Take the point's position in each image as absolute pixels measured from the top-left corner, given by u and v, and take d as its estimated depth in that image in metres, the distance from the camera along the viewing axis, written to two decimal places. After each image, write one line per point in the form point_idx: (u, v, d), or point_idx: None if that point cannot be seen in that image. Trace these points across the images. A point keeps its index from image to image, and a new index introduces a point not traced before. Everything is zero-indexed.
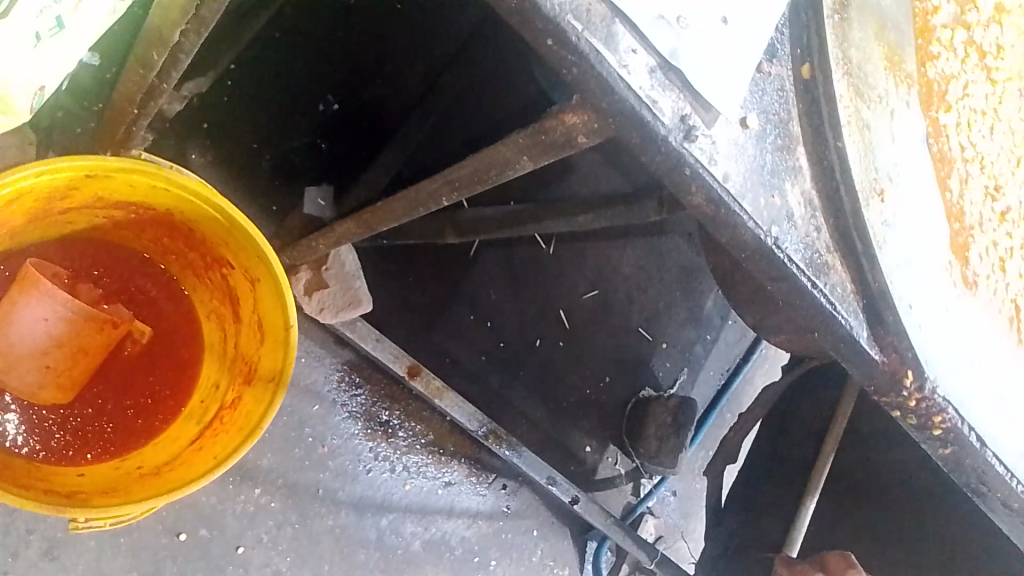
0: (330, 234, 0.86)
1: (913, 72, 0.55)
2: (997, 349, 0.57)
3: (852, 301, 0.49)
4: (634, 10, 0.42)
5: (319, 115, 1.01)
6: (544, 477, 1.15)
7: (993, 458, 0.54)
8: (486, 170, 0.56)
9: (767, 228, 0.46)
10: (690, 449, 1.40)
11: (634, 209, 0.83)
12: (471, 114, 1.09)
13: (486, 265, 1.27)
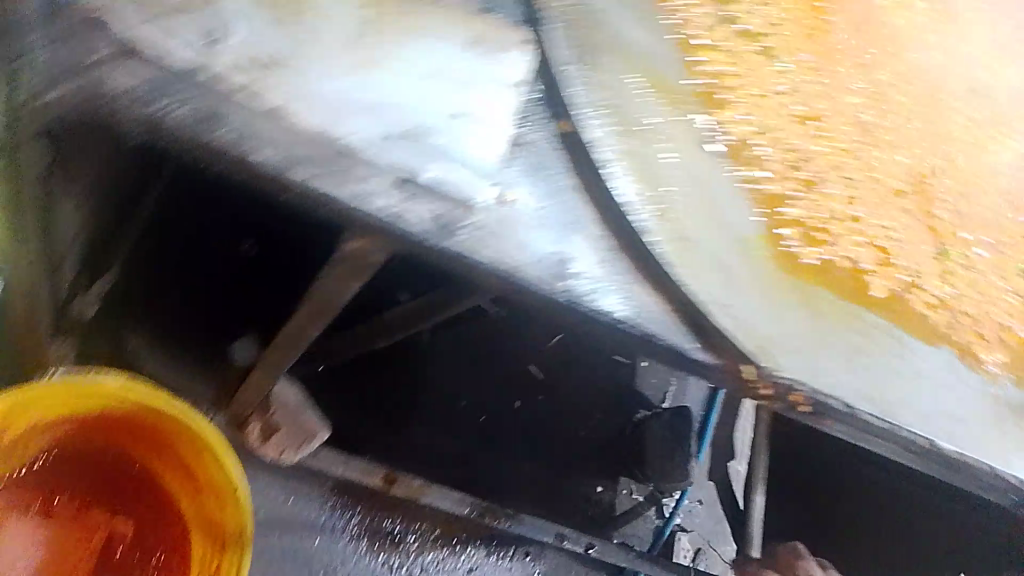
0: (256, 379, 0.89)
1: (683, 85, 0.58)
2: (838, 313, 0.57)
3: (669, 319, 0.52)
4: (358, 139, 0.46)
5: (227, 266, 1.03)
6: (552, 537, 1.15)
7: (865, 415, 0.55)
8: (325, 299, 0.59)
9: (558, 284, 0.49)
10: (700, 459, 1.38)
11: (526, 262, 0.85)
12: None
13: (442, 348, 1.29)
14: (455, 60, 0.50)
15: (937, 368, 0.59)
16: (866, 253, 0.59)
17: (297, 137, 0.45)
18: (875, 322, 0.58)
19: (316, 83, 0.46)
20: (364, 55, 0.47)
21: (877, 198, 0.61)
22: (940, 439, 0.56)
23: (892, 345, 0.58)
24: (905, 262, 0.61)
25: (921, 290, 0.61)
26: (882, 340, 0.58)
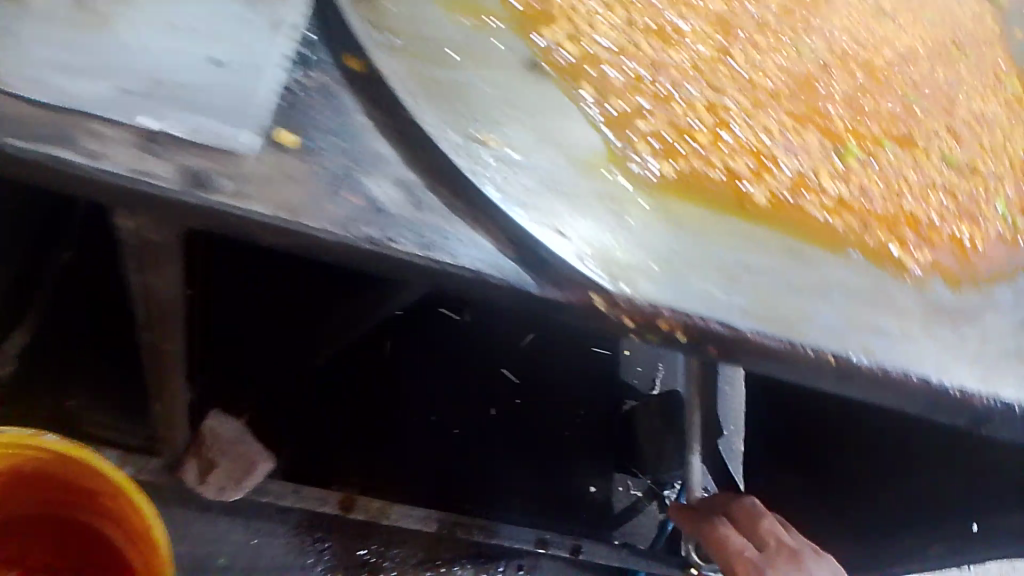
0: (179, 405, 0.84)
1: (500, 8, 0.53)
2: (714, 224, 0.50)
3: (500, 255, 0.44)
4: (87, 98, 0.40)
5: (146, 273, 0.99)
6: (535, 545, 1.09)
7: (756, 334, 0.46)
8: (152, 304, 0.53)
9: (351, 228, 0.42)
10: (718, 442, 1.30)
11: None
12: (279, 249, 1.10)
13: (406, 361, 1.20)
14: (210, 8, 0.46)
15: (840, 272, 0.51)
16: (743, 158, 0.53)
17: (9, 101, 0.39)
18: (763, 230, 0.51)
19: (35, 43, 0.41)
20: (99, 14, 0.43)
21: (748, 101, 0.56)
22: (856, 352, 0.48)
23: (786, 252, 0.50)
24: (785, 162, 0.54)
25: (809, 190, 0.54)
26: (772, 248, 0.50)
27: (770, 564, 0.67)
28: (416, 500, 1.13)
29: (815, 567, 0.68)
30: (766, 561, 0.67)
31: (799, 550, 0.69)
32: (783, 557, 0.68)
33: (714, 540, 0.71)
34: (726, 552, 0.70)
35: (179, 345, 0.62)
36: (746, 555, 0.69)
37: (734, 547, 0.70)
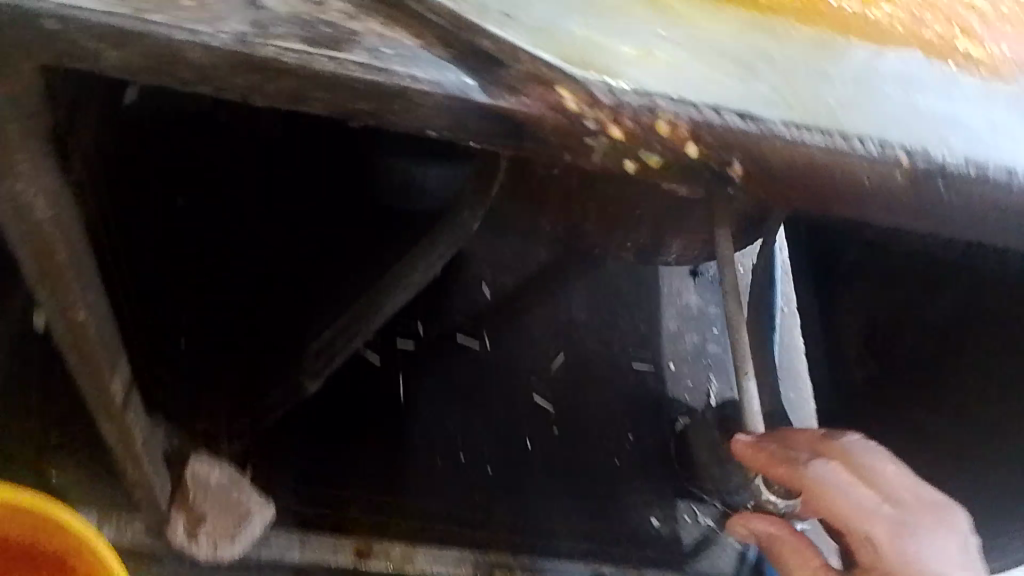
0: (145, 435, 0.72)
1: None
2: (673, 23, 0.45)
3: (414, 57, 0.40)
4: None
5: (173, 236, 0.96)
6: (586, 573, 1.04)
7: (725, 114, 0.42)
8: (33, 229, 0.45)
9: (243, 35, 0.39)
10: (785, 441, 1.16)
11: (455, 226, 0.81)
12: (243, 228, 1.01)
13: (422, 399, 1.10)
14: None
15: (831, 63, 0.46)
16: None
17: None
18: (728, 28, 0.46)
19: None
20: None
21: None
22: (846, 128, 0.43)
23: (760, 48, 0.46)
24: None
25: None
26: (743, 43, 0.46)
27: (894, 527, 0.56)
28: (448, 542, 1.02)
29: (937, 522, 0.57)
30: (889, 521, 0.56)
31: (917, 499, 0.57)
32: (908, 517, 0.56)
33: (824, 490, 0.57)
34: (839, 507, 0.56)
35: (93, 315, 0.53)
36: (865, 512, 0.56)
37: (851, 502, 0.56)
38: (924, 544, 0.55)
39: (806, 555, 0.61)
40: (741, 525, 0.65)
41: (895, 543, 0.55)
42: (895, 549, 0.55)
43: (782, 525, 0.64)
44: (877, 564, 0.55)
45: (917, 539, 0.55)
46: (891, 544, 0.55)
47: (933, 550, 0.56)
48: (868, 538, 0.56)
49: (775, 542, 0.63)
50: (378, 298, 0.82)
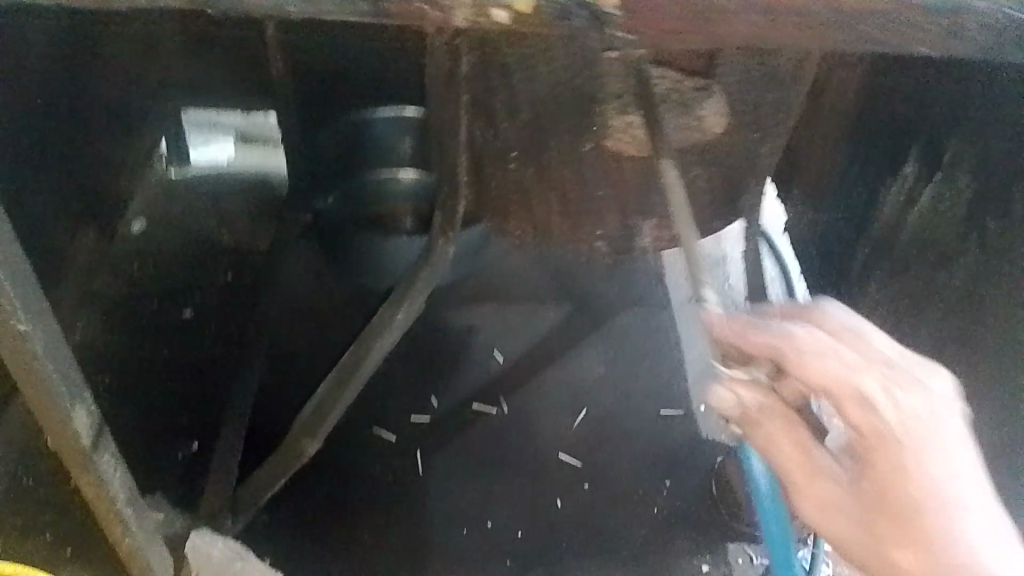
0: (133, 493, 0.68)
1: None
2: None
3: None
4: None
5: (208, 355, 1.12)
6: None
7: None
8: None
9: None
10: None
11: (429, 256, 0.79)
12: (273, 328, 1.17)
13: (442, 472, 1.07)
14: None
15: None
16: None
17: None
18: None
19: None
20: None
21: None
22: None
23: None
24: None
25: None
26: None
27: (888, 391, 0.46)
28: None
29: (933, 385, 0.47)
30: (880, 385, 0.46)
31: (902, 359, 0.47)
32: (902, 379, 0.46)
33: (801, 353, 0.46)
34: (826, 373, 0.45)
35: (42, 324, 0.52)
36: (852, 376, 0.45)
37: (834, 364, 0.46)
38: (926, 407, 0.46)
39: (800, 433, 0.49)
40: (727, 399, 0.51)
41: (890, 408, 0.45)
42: (892, 414, 0.45)
43: (774, 395, 0.50)
44: (878, 435, 0.45)
45: (915, 403, 0.46)
46: (888, 409, 0.45)
47: (935, 411, 0.46)
48: (865, 409, 0.45)
49: (763, 415, 0.50)
50: (365, 350, 0.80)
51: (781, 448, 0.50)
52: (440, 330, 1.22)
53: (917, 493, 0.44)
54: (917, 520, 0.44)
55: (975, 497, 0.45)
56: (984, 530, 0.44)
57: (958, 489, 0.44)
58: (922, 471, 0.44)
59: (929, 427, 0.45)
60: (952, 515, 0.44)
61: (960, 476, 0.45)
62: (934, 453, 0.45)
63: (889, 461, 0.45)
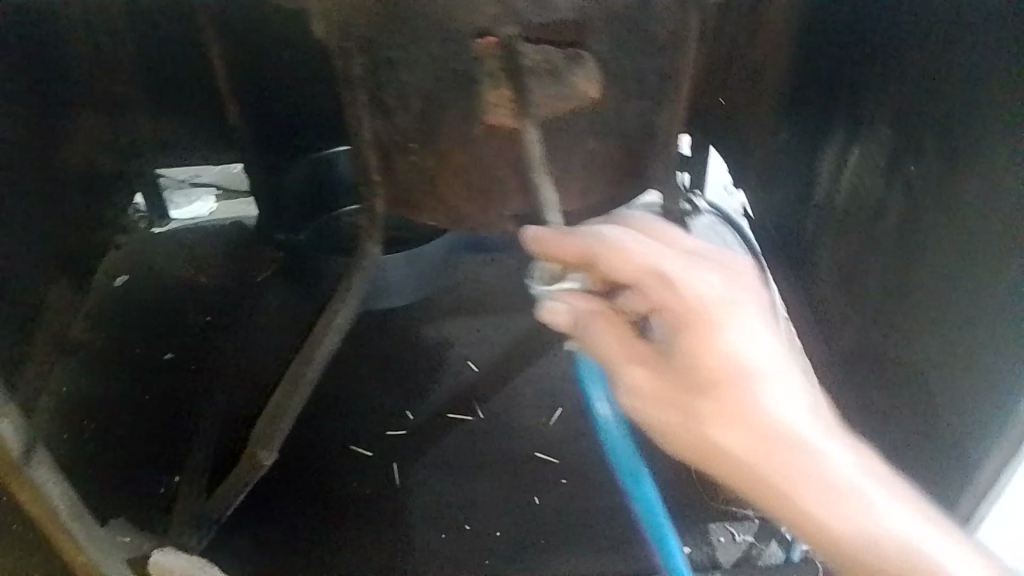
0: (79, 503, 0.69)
1: None
2: None
3: None
4: None
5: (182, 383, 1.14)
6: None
7: None
8: None
9: None
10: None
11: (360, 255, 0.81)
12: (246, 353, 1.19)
13: (420, 481, 1.07)
14: None
15: None
16: None
17: None
18: None
19: None
20: None
21: None
22: None
23: None
24: None
25: None
26: None
27: (689, 268, 0.46)
28: None
29: (735, 265, 0.48)
30: (684, 263, 0.46)
31: (709, 249, 0.49)
32: (706, 258, 0.47)
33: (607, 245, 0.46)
34: (633, 261, 0.46)
35: None
36: (659, 261, 0.46)
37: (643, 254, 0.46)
38: (731, 286, 0.46)
39: (624, 329, 0.48)
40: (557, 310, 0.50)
41: (692, 285, 0.45)
42: (695, 291, 0.45)
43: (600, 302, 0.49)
44: (685, 313, 0.45)
45: (719, 282, 0.46)
46: (689, 286, 0.45)
47: (730, 295, 0.46)
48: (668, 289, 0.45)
49: (589, 322, 0.48)
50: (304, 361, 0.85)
51: (611, 343, 0.47)
52: (413, 346, 1.23)
53: (732, 367, 0.44)
54: (728, 395, 0.44)
55: (788, 372, 0.45)
56: (799, 401, 0.44)
57: (770, 362, 0.44)
58: (729, 343, 0.44)
59: (734, 299, 0.46)
60: (765, 385, 0.44)
61: (767, 345, 0.45)
62: (743, 329, 0.45)
63: (696, 336, 0.44)
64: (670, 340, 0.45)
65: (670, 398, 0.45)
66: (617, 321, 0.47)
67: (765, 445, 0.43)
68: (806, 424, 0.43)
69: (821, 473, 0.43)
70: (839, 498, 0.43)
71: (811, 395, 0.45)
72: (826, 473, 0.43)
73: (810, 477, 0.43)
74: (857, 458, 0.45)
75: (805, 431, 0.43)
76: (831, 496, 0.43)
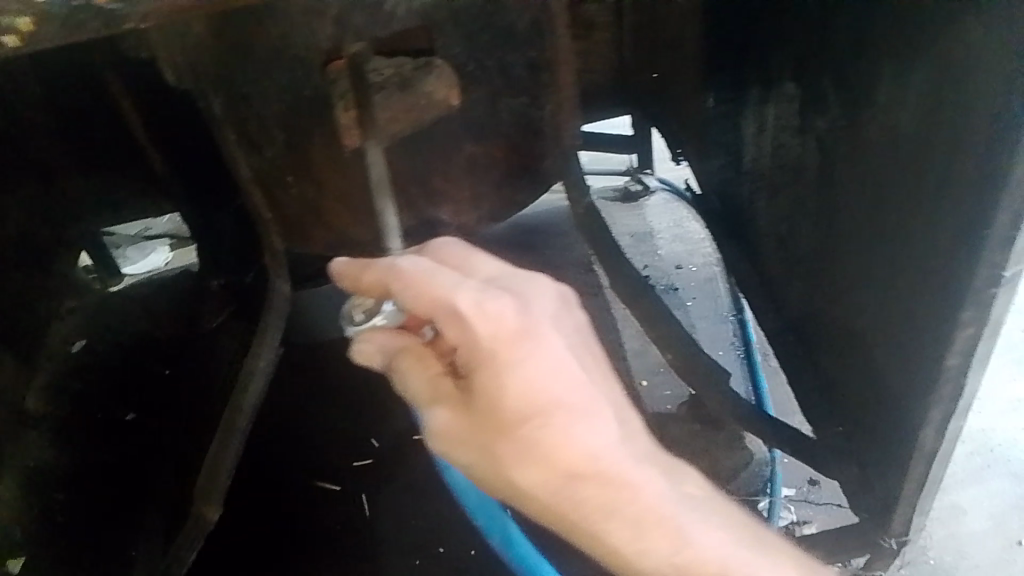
0: None
1: None
2: None
3: None
4: None
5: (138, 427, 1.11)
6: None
7: None
8: None
9: None
10: (775, 412, 1.04)
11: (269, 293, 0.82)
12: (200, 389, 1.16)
13: (388, 510, 1.05)
14: None
15: None
16: None
17: None
18: None
19: None
20: None
21: None
22: None
23: None
24: None
25: None
26: None
27: (482, 297, 0.41)
28: None
29: (538, 287, 0.44)
30: (475, 293, 0.41)
31: (511, 270, 0.45)
32: (502, 285, 0.43)
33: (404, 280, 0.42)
34: (423, 292, 0.41)
35: None
36: (453, 292, 0.41)
37: (437, 284, 0.41)
38: (526, 314, 0.42)
39: (428, 363, 0.44)
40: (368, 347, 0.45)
41: (483, 321, 0.41)
42: (483, 326, 0.41)
43: (411, 337, 0.45)
44: (474, 352, 0.41)
45: (511, 310, 0.42)
46: (481, 321, 0.41)
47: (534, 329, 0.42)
48: (458, 323, 0.41)
49: (392, 358, 0.44)
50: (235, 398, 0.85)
51: (414, 380, 0.44)
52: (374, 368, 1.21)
53: (530, 407, 0.41)
54: (529, 435, 0.41)
55: (591, 405, 0.42)
56: (608, 435, 0.42)
57: (578, 400, 0.42)
58: (523, 381, 0.40)
59: (528, 330, 0.42)
60: (570, 421, 0.41)
61: (565, 380, 0.41)
62: (540, 362, 0.41)
63: (485, 373, 0.40)
64: (463, 379, 0.41)
65: (472, 438, 0.42)
66: (422, 354, 0.43)
67: (565, 488, 0.41)
68: (616, 458, 0.42)
69: (637, 508, 0.43)
70: (660, 537, 0.43)
71: (623, 425, 0.43)
72: (645, 509, 0.43)
73: (623, 516, 0.43)
74: (676, 489, 0.45)
75: (614, 467, 0.42)
76: (653, 536, 0.43)
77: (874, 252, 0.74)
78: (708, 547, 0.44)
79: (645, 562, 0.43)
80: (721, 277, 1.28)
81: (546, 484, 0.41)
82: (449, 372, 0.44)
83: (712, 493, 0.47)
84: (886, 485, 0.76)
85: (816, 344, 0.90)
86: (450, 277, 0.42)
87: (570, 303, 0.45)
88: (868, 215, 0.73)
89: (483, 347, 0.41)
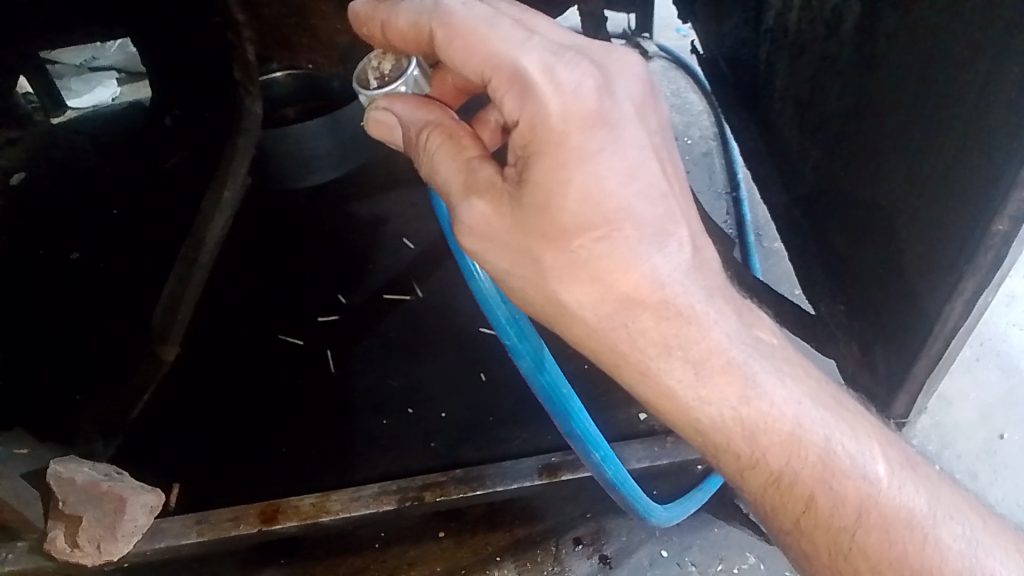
0: None
1: None
2: None
3: None
4: None
5: (88, 267, 1.03)
6: (537, 477, 0.79)
7: None
8: None
9: None
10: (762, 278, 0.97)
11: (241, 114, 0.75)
12: (156, 230, 1.07)
13: (360, 367, 0.99)
14: None
15: None
16: None
17: None
18: None
19: None
20: None
21: None
22: None
23: None
24: None
25: None
26: None
27: (553, 64, 0.38)
28: (414, 518, 0.86)
29: (622, 69, 0.41)
30: (547, 56, 0.38)
31: (588, 41, 0.41)
32: (582, 56, 0.39)
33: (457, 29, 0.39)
34: (478, 48, 0.39)
35: None
36: (516, 50, 0.38)
37: (496, 37, 0.38)
38: (607, 96, 0.39)
39: (461, 144, 0.42)
40: (386, 114, 0.44)
41: (557, 94, 0.38)
42: (557, 98, 0.38)
43: (435, 108, 0.43)
44: (536, 133, 0.38)
45: (592, 84, 0.38)
46: (553, 93, 0.38)
47: (614, 113, 0.39)
48: (528, 93, 0.38)
49: (419, 128, 0.43)
50: None
51: (443, 160, 0.42)
52: (346, 223, 1.14)
53: (593, 215, 0.39)
54: (580, 234, 0.39)
55: (659, 221, 0.40)
56: (674, 262, 0.41)
57: (646, 214, 0.40)
58: (591, 178, 0.38)
59: (607, 118, 0.39)
60: (633, 237, 0.39)
61: (639, 183, 0.39)
62: (612, 160, 0.39)
63: (547, 160, 0.38)
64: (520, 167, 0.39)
65: (509, 239, 0.41)
66: (455, 134, 0.42)
67: (621, 301, 0.40)
68: (676, 286, 0.41)
69: (699, 348, 0.42)
70: (724, 382, 0.43)
71: (694, 252, 0.42)
72: (709, 350, 0.42)
73: (694, 355, 0.42)
74: (747, 334, 0.44)
75: (679, 302, 0.41)
76: (715, 381, 0.43)
77: (911, 111, 0.67)
78: (780, 403, 0.43)
79: (701, 411, 0.43)
80: (719, 149, 1.20)
81: (600, 299, 0.40)
82: (484, 157, 0.42)
83: (780, 339, 0.46)
84: (901, 361, 0.72)
85: (827, 221, 0.85)
86: (520, 33, 0.39)
87: (654, 93, 0.42)
88: (912, 78, 0.66)
89: (551, 130, 0.38)
